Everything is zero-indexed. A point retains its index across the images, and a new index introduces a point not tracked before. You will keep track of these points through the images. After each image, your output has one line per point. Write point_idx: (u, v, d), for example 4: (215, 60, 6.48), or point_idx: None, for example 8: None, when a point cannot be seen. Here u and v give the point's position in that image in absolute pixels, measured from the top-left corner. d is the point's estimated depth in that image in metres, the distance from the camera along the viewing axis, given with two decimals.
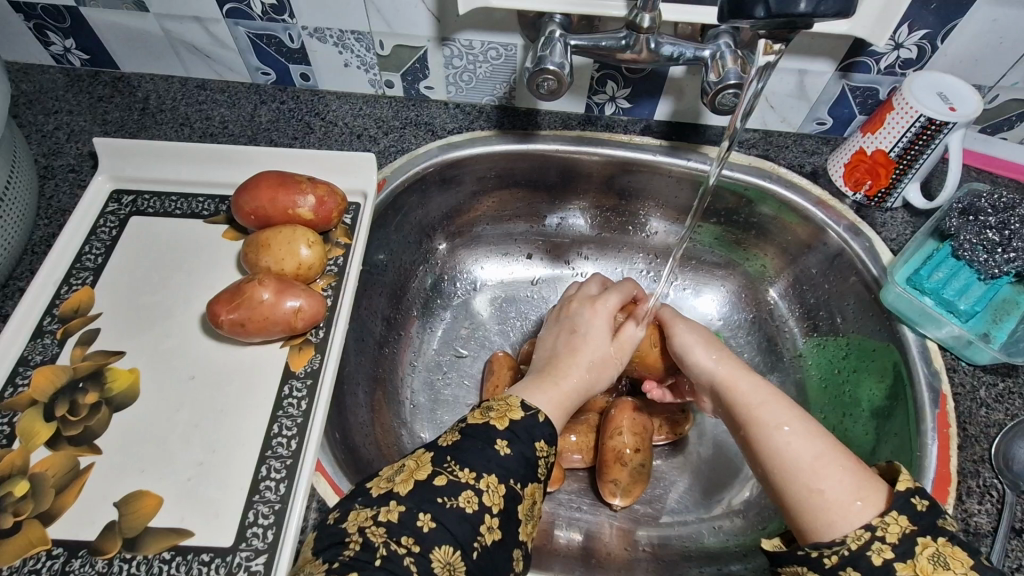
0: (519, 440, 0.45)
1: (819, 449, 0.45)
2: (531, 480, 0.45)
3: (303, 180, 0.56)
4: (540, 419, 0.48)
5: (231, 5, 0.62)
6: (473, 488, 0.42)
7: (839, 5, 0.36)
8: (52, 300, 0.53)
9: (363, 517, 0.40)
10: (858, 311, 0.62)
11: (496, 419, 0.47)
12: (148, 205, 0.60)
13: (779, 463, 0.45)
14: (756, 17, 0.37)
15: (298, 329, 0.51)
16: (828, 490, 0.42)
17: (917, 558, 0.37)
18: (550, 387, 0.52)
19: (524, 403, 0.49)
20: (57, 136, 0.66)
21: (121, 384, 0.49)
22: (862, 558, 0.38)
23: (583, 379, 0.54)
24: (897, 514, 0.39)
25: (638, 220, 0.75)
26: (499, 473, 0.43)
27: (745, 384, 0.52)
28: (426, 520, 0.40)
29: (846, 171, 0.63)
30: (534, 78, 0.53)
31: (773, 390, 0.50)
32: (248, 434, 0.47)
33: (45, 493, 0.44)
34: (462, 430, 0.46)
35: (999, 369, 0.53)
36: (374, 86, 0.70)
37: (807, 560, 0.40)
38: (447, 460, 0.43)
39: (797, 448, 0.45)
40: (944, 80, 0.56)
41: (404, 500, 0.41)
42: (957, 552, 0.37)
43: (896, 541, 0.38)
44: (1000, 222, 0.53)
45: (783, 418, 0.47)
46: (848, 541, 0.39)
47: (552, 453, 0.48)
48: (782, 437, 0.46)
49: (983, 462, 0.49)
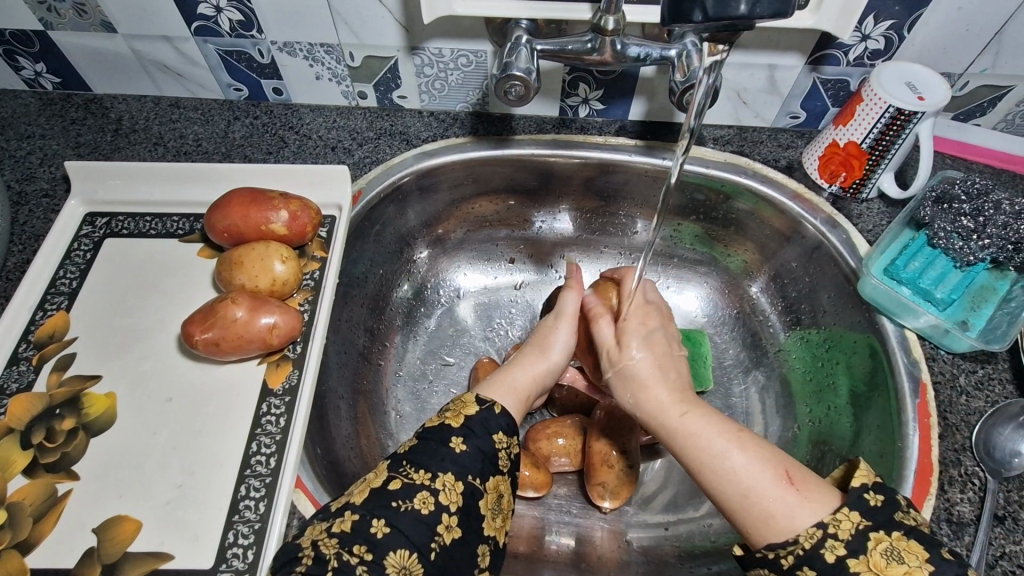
0: (475, 435, 0.46)
1: (750, 466, 0.43)
2: (492, 474, 0.45)
3: (275, 196, 0.55)
4: (496, 410, 0.48)
5: (199, 23, 0.62)
6: (428, 488, 0.42)
7: (776, 6, 0.36)
8: (27, 326, 0.53)
9: (318, 531, 0.40)
10: (837, 303, 0.62)
11: (450, 418, 0.47)
12: (122, 227, 0.60)
13: (720, 500, 0.44)
14: (694, 21, 0.37)
15: (274, 346, 0.50)
16: (770, 505, 0.41)
17: (870, 555, 0.37)
18: (506, 387, 0.53)
19: (479, 397, 0.49)
20: (31, 161, 0.66)
21: (98, 410, 0.49)
22: (817, 556, 0.38)
23: (534, 374, 0.55)
24: (849, 510, 0.39)
25: (619, 221, 0.75)
26: (455, 470, 0.43)
27: (669, 416, 0.49)
28: (379, 526, 0.40)
29: (821, 164, 0.63)
30: (501, 85, 0.53)
31: (698, 414, 0.48)
32: (227, 455, 0.47)
33: (22, 523, 0.43)
34: (417, 435, 0.46)
35: (978, 356, 0.53)
36: (347, 97, 0.70)
37: (766, 562, 0.41)
38: (402, 465, 0.44)
39: (727, 483, 0.44)
40: (912, 70, 0.56)
41: (358, 508, 0.41)
42: (912, 546, 0.37)
43: (849, 537, 0.38)
44: (974, 209, 0.53)
45: (706, 450, 0.45)
46: (800, 541, 0.39)
47: (513, 443, 0.48)
48: (709, 472, 0.45)
49: (964, 451, 0.49)
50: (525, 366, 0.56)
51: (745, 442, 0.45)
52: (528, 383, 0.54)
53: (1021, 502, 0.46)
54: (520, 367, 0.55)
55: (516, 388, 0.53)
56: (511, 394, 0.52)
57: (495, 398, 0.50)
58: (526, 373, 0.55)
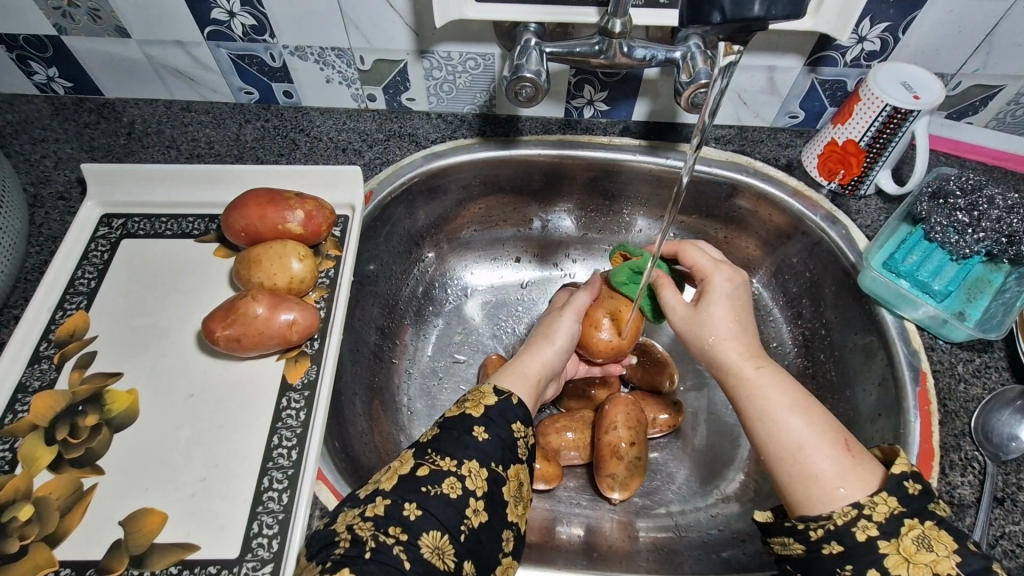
0: (495, 424, 0.47)
1: (814, 430, 0.45)
2: (513, 461, 0.46)
3: (291, 196, 0.57)
4: (513, 402, 0.50)
5: (212, 28, 0.63)
6: (455, 474, 0.43)
7: (788, 9, 0.37)
8: (47, 325, 0.54)
9: (351, 517, 0.41)
10: (838, 297, 0.64)
11: (470, 407, 0.48)
12: (138, 228, 0.61)
13: (768, 448, 0.46)
14: (713, 23, 0.39)
15: (293, 342, 0.52)
16: (825, 465, 0.43)
17: (901, 539, 0.38)
18: (515, 376, 0.54)
19: (496, 388, 0.50)
20: (44, 164, 0.66)
21: (120, 406, 0.50)
22: (846, 533, 0.39)
23: (542, 359, 0.57)
24: (886, 495, 0.40)
25: (624, 219, 0.77)
26: (479, 458, 0.45)
27: (739, 371, 0.50)
28: (411, 509, 0.41)
29: (820, 162, 0.65)
30: (512, 86, 0.54)
31: (772, 372, 0.49)
32: (249, 448, 0.48)
33: (50, 516, 0.44)
34: (440, 424, 0.47)
35: (974, 346, 0.55)
36: (356, 100, 0.71)
37: (793, 531, 0.42)
38: (428, 452, 0.45)
39: (786, 431, 0.45)
40: (907, 70, 0.58)
41: (389, 494, 0.42)
42: (942, 536, 0.38)
43: (883, 519, 0.39)
44: (969, 204, 0.55)
45: (769, 403, 0.47)
46: (834, 517, 0.40)
47: (530, 433, 0.49)
48: (766, 423, 0.46)
49: (964, 436, 0.50)
50: (533, 353, 0.57)
51: (812, 407, 0.47)
52: (535, 367, 0.56)
53: (1019, 484, 0.48)
54: (529, 355, 0.57)
55: (527, 376, 0.55)
56: (522, 381, 0.54)
57: (510, 389, 0.52)
58: (535, 359, 0.57)
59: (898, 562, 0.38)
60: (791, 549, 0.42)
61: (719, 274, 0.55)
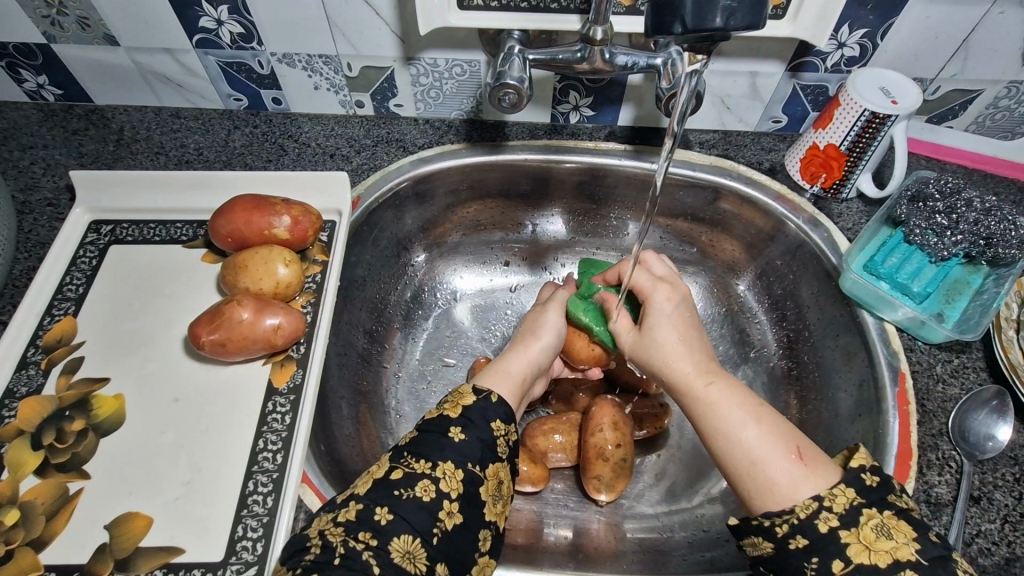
0: (474, 425, 0.48)
1: (767, 441, 0.45)
2: (492, 461, 0.47)
3: (277, 202, 0.57)
4: (494, 400, 0.50)
5: (200, 36, 0.64)
6: (428, 477, 0.44)
7: (749, 19, 0.38)
8: (35, 331, 0.54)
9: (324, 521, 0.42)
10: (820, 299, 0.64)
11: (449, 409, 0.49)
12: (126, 234, 0.61)
13: (727, 467, 0.47)
14: (675, 32, 0.40)
15: (279, 346, 0.52)
16: (778, 475, 0.43)
17: (861, 527, 0.40)
18: (500, 375, 0.55)
19: (476, 388, 0.51)
20: (34, 171, 0.67)
21: (107, 411, 0.50)
22: (808, 526, 0.41)
23: (529, 357, 0.58)
24: (845, 488, 0.41)
25: (611, 223, 0.77)
26: (454, 459, 0.45)
27: (697, 391, 0.51)
28: (383, 513, 0.42)
29: (802, 166, 0.66)
30: (495, 92, 0.55)
31: (727, 386, 0.50)
32: (235, 453, 0.49)
33: (35, 521, 0.45)
34: (418, 428, 0.48)
35: (953, 347, 0.56)
36: (345, 106, 0.72)
37: (761, 530, 0.42)
38: (404, 456, 0.46)
39: (740, 445, 0.46)
40: (885, 75, 0.59)
41: (362, 498, 0.43)
42: (901, 525, 0.39)
43: (843, 510, 0.41)
44: (948, 206, 0.56)
45: (724, 421, 0.48)
46: (796, 511, 0.41)
47: (511, 432, 0.50)
48: (722, 442, 0.47)
49: (941, 436, 0.51)
50: (518, 352, 0.58)
51: (762, 418, 0.47)
52: (513, 363, 0.57)
53: (995, 483, 0.49)
54: (513, 353, 0.58)
55: (511, 375, 0.55)
56: (506, 380, 0.54)
57: (491, 388, 0.53)
58: (519, 357, 0.57)
59: (860, 550, 0.39)
60: (761, 549, 0.43)
61: (659, 294, 0.57)
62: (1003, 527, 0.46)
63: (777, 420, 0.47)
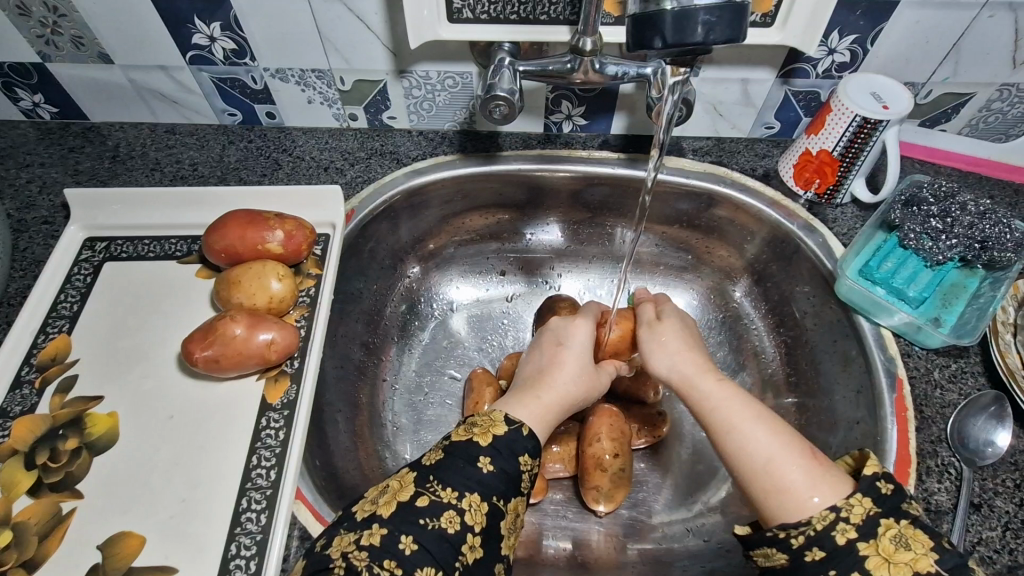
0: (501, 456, 0.47)
1: (783, 442, 0.46)
2: (514, 495, 0.47)
3: (271, 216, 0.57)
4: (523, 432, 0.50)
5: (194, 53, 0.64)
6: (455, 507, 0.44)
7: (729, 32, 0.39)
8: (29, 350, 0.54)
9: (346, 543, 0.41)
10: (817, 305, 0.64)
11: (479, 435, 0.48)
12: (121, 251, 0.61)
13: (739, 465, 0.47)
14: (655, 47, 0.40)
15: (273, 361, 0.52)
16: (795, 476, 0.44)
17: (879, 539, 0.39)
18: (532, 402, 0.54)
19: (506, 417, 0.51)
20: (29, 189, 0.67)
21: (101, 429, 0.50)
22: (826, 538, 0.40)
23: (559, 390, 0.56)
24: (862, 496, 0.41)
25: (606, 231, 0.77)
26: (480, 491, 0.45)
27: (701, 385, 0.53)
28: (407, 542, 0.41)
29: (796, 172, 0.66)
30: (486, 105, 0.55)
31: (732, 388, 0.52)
32: (228, 469, 0.48)
33: (28, 541, 0.44)
34: (445, 449, 0.47)
35: (950, 351, 0.56)
36: (339, 119, 0.72)
37: (774, 541, 0.42)
38: (429, 480, 0.45)
39: (754, 445, 0.47)
40: (877, 81, 0.59)
41: (386, 523, 0.42)
42: (918, 535, 0.39)
43: (861, 521, 0.40)
44: (942, 210, 0.56)
45: (734, 417, 0.49)
46: (813, 522, 0.41)
47: (535, 465, 0.50)
48: (736, 436, 0.48)
49: (940, 442, 0.51)
50: (552, 386, 0.56)
51: (779, 424, 0.48)
52: (554, 401, 0.55)
53: (996, 490, 0.48)
54: (546, 387, 0.56)
55: (544, 410, 0.54)
56: (536, 416, 0.53)
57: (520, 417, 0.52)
58: (553, 392, 0.56)
59: (880, 563, 0.39)
60: (774, 561, 0.42)
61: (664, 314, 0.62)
62: (1004, 534, 0.46)
63: (788, 427, 0.48)
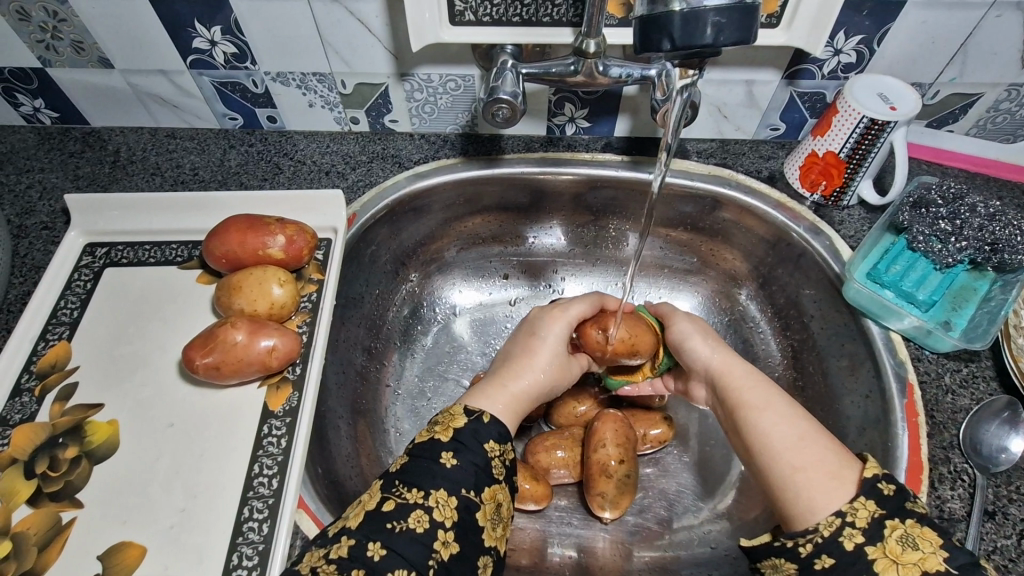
0: (467, 449, 0.46)
1: (806, 427, 0.46)
2: (488, 485, 0.46)
3: (271, 222, 0.57)
4: (484, 421, 0.49)
5: (194, 57, 0.64)
6: (422, 507, 0.43)
7: (738, 35, 0.38)
8: (29, 357, 0.54)
9: (316, 557, 0.40)
10: (824, 309, 0.63)
11: (439, 432, 0.47)
12: (121, 256, 0.61)
13: (762, 445, 0.47)
14: (664, 50, 0.40)
15: (274, 367, 0.51)
16: (808, 460, 0.44)
17: (886, 542, 0.38)
18: (500, 396, 0.53)
19: (466, 409, 0.50)
20: (30, 195, 0.67)
21: (100, 437, 0.50)
22: (833, 544, 0.39)
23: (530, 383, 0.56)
24: (865, 499, 0.40)
25: (610, 234, 0.77)
26: (447, 486, 0.44)
27: (738, 369, 0.54)
28: (376, 549, 0.41)
29: (801, 173, 0.65)
30: (488, 108, 0.55)
31: (763, 376, 0.53)
32: (230, 478, 0.48)
33: (27, 552, 0.44)
34: (410, 452, 0.47)
35: (961, 355, 0.55)
36: (340, 123, 0.72)
37: (782, 550, 0.41)
38: (396, 485, 0.44)
39: (778, 427, 0.47)
40: (883, 81, 0.59)
41: (354, 533, 0.42)
42: (926, 533, 0.38)
43: (866, 525, 0.39)
44: (950, 212, 0.55)
45: (765, 401, 0.50)
46: (820, 528, 0.40)
47: (507, 451, 0.49)
48: (765, 417, 0.48)
49: (952, 448, 0.50)
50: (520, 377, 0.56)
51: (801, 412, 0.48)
52: (524, 392, 0.55)
53: (1010, 497, 0.47)
54: (518, 377, 0.56)
55: (512, 401, 0.54)
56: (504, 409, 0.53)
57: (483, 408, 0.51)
58: (524, 383, 0.56)
59: (888, 565, 0.38)
60: (783, 571, 0.41)
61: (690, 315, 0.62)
62: (1019, 542, 0.45)
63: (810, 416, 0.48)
